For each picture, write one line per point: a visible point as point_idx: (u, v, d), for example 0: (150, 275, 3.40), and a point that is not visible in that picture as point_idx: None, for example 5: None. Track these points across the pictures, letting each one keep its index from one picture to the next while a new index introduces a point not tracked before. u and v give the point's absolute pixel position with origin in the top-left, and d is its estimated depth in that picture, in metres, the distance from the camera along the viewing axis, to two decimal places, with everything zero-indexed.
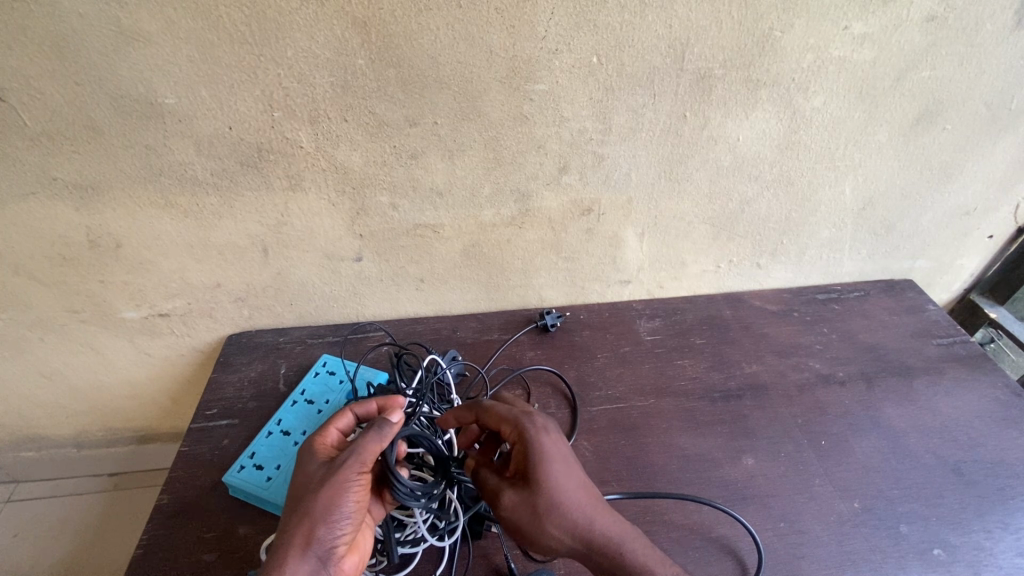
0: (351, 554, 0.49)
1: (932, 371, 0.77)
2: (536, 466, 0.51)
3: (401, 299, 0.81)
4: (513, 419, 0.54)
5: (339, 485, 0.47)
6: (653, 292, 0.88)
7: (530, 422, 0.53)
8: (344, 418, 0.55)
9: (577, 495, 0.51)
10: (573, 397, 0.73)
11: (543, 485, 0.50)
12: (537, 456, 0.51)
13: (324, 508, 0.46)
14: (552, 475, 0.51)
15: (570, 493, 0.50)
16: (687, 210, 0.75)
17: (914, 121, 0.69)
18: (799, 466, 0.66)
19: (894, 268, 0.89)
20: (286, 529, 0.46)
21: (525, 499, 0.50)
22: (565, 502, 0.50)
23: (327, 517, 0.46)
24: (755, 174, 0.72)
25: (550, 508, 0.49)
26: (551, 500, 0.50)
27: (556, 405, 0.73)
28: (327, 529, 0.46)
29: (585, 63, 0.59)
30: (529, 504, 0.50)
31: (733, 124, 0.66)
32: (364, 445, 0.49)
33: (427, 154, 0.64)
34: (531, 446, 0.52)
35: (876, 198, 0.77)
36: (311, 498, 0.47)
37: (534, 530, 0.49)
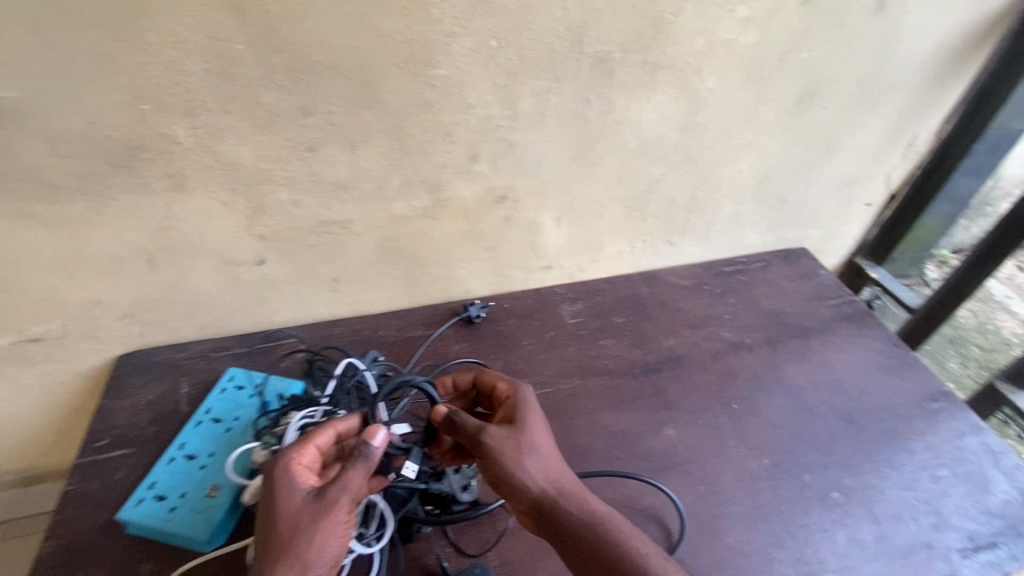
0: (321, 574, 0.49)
1: (826, 331, 0.83)
2: (528, 413, 0.54)
3: (315, 301, 0.77)
4: (509, 379, 0.58)
5: (327, 530, 0.46)
6: (575, 276, 0.89)
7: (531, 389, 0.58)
8: (323, 434, 0.51)
9: (553, 453, 0.53)
10: None
11: (531, 431, 0.53)
12: (531, 406, 0.55)
13: (309, 555, 0.45)
14: (538, 428, 0.53)
15: (550, 446, 0.53)
16: (599, 193, 0.76)
17: (796, 102, 0.74)
18: (714, 431, 0.69)
19: (790, 238, 0.96)
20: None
21: (512, 437, 0.52)
22: (541, 455, 0.52)
23: (318, 559, 0.45)
24: (660, 155, 0.74)
25: (535, 449, 0.52)
26: (537, 444, 0.52)
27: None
28: (319, 570, 0.45)
29: (485, 47, 0.58)
30: (512, 443, 0.51)
31: (635, 107, 0.67)
32: (353, 482, 0.47)
33: (326, 146, 0.60)
34: (523, 399, 0.55)
35: (770, 174, 0.82)
36: (297, 548, 0.45)
37: (513, 466, 0.50)
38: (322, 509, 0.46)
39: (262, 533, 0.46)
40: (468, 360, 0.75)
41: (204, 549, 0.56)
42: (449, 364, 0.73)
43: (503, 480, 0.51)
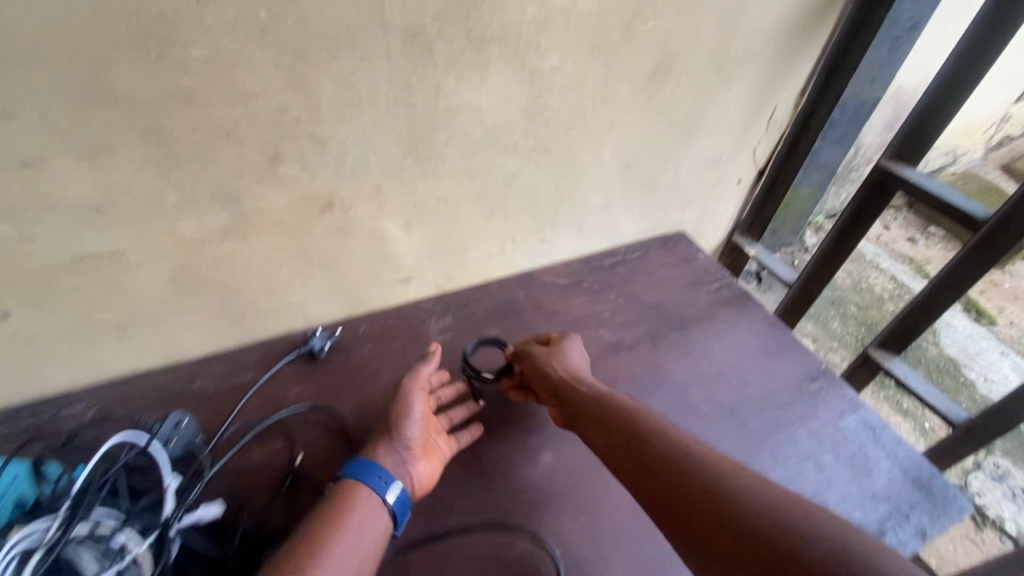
0: (422, 464, 0.55)
1: (707, 318, 0.80)
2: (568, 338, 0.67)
3: (101, 355, 0.61)
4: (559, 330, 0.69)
5: (397, 463, 0.53)
6: (441, 286, 0.78)
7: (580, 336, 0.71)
8: (427, 367, 0.61)
9: (580, 360, 0.64)
10: (347, 435, 0.61)
11: (566, 348, 0.65)
12: (578, 349, 0.66)
13: (346, 529, 0.46)
14: (576, 350, 0.65)
15: (582, 357, 0.65)
16: (448, 192, 0.66)
17: (650, 77, 0.68)
18: (595, 448, 0.62)
19: (667, 222, 0.92)
20: (305, 559, 0.43)
21: (546, 359, 0.62)
22: (566, 357, 0.63)
23: (400, 462, 0.53)
24: (511, 144, 0.65)
25: (563, 352, 0.64)
26: (569, 350, 0.64)
27: (326, 446, 0.60)
28: (398, 462, 0.53)
29: (251, 19, 0.45)
30: (545, 362, 0.62)
31: (469, 90, 0.58)
32: (389, 452, 0.54)
33: (48, 158, 0.45)
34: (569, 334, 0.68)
35: (636, 157, 0.77)
36: (337, 521, 0.46)
37: (546, 361, 0.62)
38: (353, 478, 0.50)
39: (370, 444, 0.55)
40: (306, 406, 0.63)
41: None
42: (280, 415, 0.61)
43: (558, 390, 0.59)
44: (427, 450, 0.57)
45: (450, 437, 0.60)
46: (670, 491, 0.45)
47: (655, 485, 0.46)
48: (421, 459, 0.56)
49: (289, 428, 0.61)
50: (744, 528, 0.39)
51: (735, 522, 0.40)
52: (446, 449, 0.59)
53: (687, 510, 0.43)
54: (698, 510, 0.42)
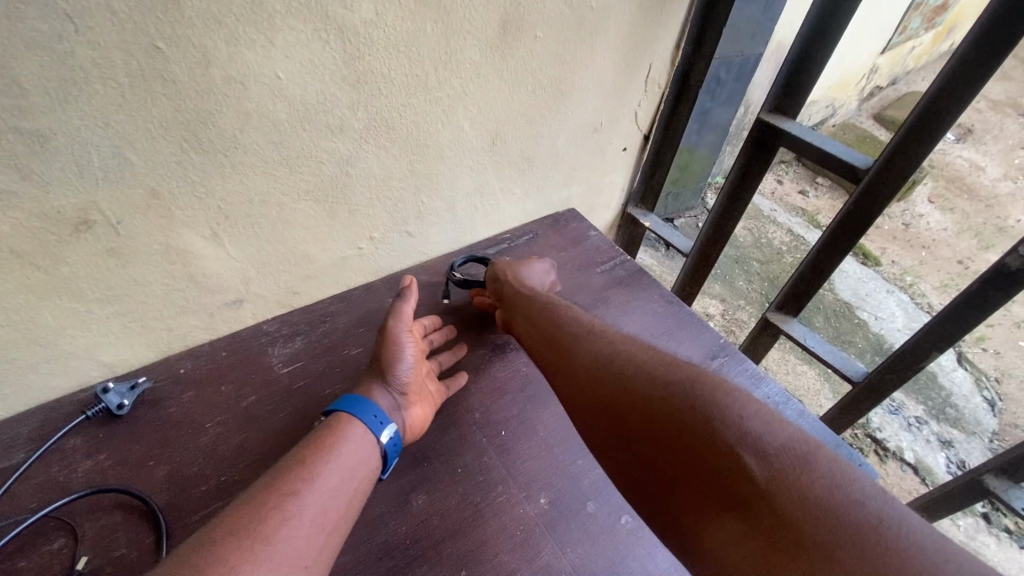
0: (416, 407, 0.53)
1: (600, 304, 0.72)
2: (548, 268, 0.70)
3: None
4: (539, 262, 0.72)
5: (389, 404, 0.50)
6: (288, 303, 0.65)
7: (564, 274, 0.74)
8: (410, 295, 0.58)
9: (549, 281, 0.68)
10: (155, 519, 0.47)
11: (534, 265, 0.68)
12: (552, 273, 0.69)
13: (329, 463, 0.42)
14: (533, 269, 0.67)
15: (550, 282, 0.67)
16: (264, 190, 0.52)
17: (501, 32, 0.57)
18: (477, 479, 0.52)
19: (554, 200, 0.83)
20: (279, 497, 0.38)
21: (511, 279, 0.64)
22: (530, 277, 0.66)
23: (391, 399, 0.50)
24: (335, 123, 0.52)
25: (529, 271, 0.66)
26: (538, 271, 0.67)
27: (124, 541, 0.46)
28: (388, 401, 0.50)
29: None
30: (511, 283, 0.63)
31: (254, 54, 0.44)
32: (381, 393, 0.50)
33: None
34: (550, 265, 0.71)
35: (501, 130, 0.66)
36: (322, 455, 0.42)
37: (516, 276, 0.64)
38: (341, 417, 0.47)
39: (365, 380, 0.52)
40: (95, 489, 0.48)
41: None
42: (52, 507, 0.46)
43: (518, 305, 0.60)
44: (419, 395, 0.54)
45: (439, 383, 0.58)
46: (612, 393, 0.45)
47: (594, 384, 0.47)
48: (415, 400, 0.53)
49: (69, 525, 0.46)
50: (672, 418, 0.40)
51: (671, 411, 0.40)
52: (438, 393, 0.57)
53: (624, 406, 0.43)
54: (634, 408, 0.43)
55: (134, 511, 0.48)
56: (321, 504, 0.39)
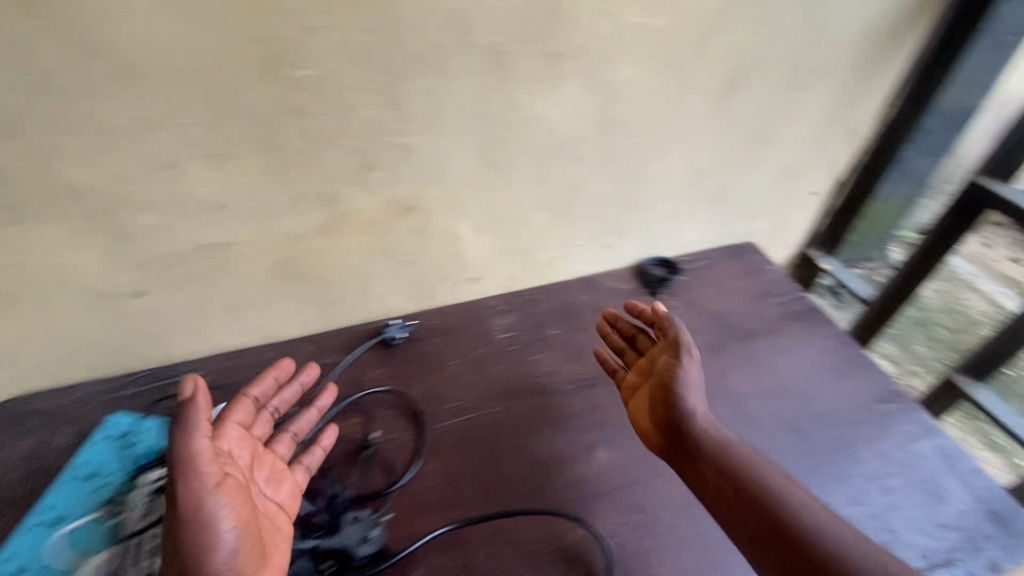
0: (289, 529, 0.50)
1: (772, 331, 0.79)
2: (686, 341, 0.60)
3: (214, 330, 0.71)
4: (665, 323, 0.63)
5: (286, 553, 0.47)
6: (506, 286, 0.82)
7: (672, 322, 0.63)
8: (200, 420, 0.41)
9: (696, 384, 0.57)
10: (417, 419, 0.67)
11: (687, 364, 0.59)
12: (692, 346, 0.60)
13: (219, 531, 0.41)
14: (693, 367, 0.59)
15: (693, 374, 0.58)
16: (518, 198, 0.70)
17: (723, 88, 0.69)
18: (650, 451, 0.64)
19: (736, 233, 0.91)
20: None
21: (676, 352, 0.59)
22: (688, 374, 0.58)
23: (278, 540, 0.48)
24: (580, 155, 0.68)
25: (693, 359, 0.59)
26: (692, 375, 0.58)
27: (401, 427, 0.66)
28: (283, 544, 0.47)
29: (356, 43, 0.51)
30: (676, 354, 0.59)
31: (544, 103, 0.61)
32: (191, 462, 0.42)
33: (186, 163, 0.53)
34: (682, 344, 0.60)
35: (704, 167, 0.78)
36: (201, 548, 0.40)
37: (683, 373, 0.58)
38: (193, 502, 0.40)
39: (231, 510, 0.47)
40: (382, 390, 0.69)
41: None
42: (360, 396, 0.68)
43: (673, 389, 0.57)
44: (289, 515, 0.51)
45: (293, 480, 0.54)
46: (735, 508, 0.50)
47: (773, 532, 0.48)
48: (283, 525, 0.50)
49: (366, 409, 0.68)
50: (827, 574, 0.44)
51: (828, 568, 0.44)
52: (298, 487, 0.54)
53: (793, 550, 0.46)
54: (790, 530, 0.47)
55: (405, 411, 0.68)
56: (213, 572, 0.40)
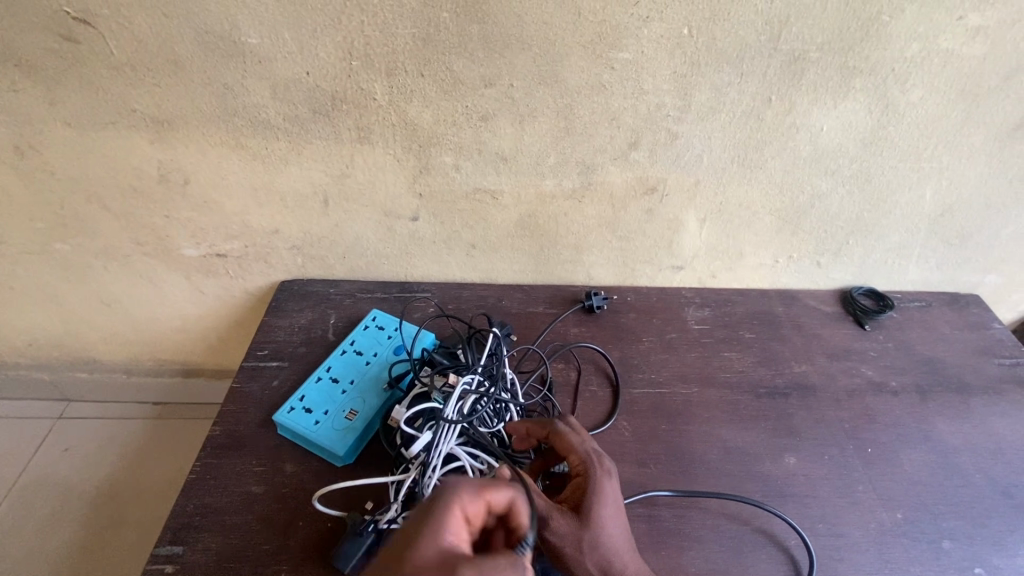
0: None
1: (991, 391, 0.75)
2: (599, 502, 0.52)
3: (451, 264, 0.81)
4: (581, 455, 0.55)
5: None
6: (704, 282, 0.85)
7: (602, 463, 0.55)
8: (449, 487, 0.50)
9: (622, 543, 0.51)
10: (615, 379, 0.73)
11: (597, 533, 0.51)
12: (602, 503, 0.52)
13: None
14: (609, 518, 0.52)
15: (620, 530, 0.52)
16: (754, 199, 0.72)
17: (1014, 128, 0.66)
18: (840, 470, 0.65)
19: (961, 281, 0.86)
20: None
21: (577, 527, 0.51)
22: (610, 546, 0.51)
23: None
24: (833, 167, 0.69)
25: (599, 541, 0.50)
26: (603, 534, 0.51)
27: (598, 383, 0.73)
28: None
29: (675, 34, 0.57)
30: (585, 524, 0.51)
31: (819, 112, 0.63)
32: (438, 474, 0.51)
33: (497, 117, 0.63)
34: (595, 484, 0.53)
35: (957, 206, 0.74)
36: None
37: (576, 558, 0.50)
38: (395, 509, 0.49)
39: None
40: (586, 345, 0.76)
41: (340, 461, 0.63)
42: (569, 346, 0.75)
43: (588, 524, 0.51)
44: None
45: None
46: None
47: None
48: None
49: (570, 360, 0.75)
50: None
51: None
52: None
53: None
54: None
55: (604, 369, 0.75)
56: None
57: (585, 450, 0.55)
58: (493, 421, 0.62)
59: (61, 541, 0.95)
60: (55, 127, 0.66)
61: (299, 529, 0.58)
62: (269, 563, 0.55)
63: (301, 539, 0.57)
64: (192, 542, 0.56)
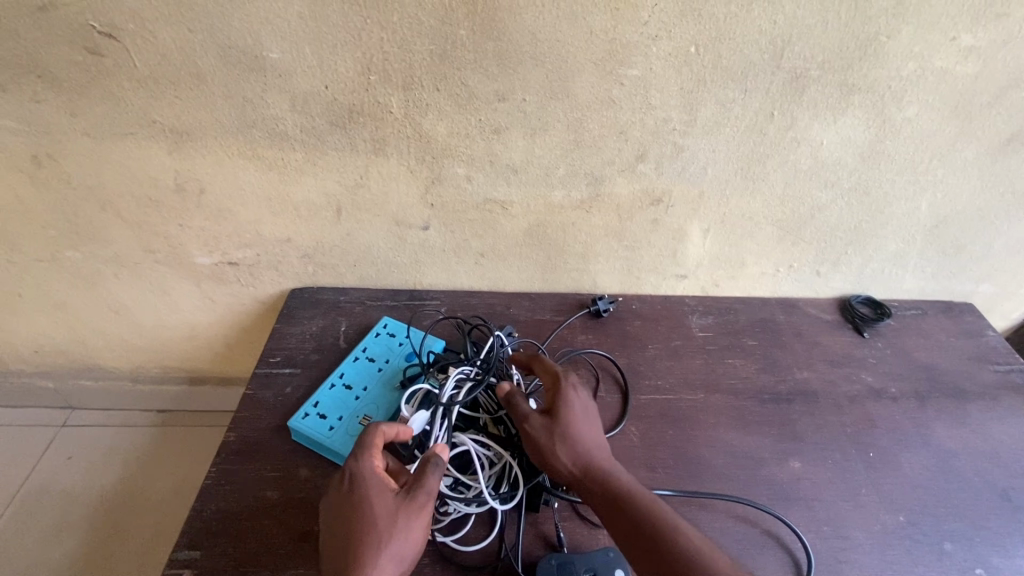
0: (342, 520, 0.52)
1: (987, 397, 0.77)
2: (568, 401, 0.60)
3: (460, 272, 0.83)
4: (551, 370, 0.63)
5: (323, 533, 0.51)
6: (707, 290, 0.87)
7: (570, 375, 0.63)
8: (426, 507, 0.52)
9: (592, 436, 0.58)
10: (623, 385, 0.75)
11: (567, 425, 0.58)
12: (571, 402, 0.60)
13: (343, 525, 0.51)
14: (577, 415, 0.59)
15: (589, 426, 0.59)
16: (757, 210, 0.74)
17: (1005, 142, 0.68)
18: (843, 473, 0.67)
19: (956, 290, 0.88)
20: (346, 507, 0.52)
21: (549, 422, 0.58)
22: (580, 436, 0.57)
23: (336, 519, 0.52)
24: (832, 180, 0.71)
25: (569, 431, 0.57)
26: (573, 428, 0.58)
27: (607, 389, 0.74)
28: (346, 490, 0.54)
29: (682, 52, 0.59)
30: (557, 421, 0.58)
31: (819, 127, 0.66)
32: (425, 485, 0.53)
33: (510, 130, 0.65)
34: (563, 388, 0.61)
35: (952, 217, 0.76)
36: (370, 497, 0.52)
37: (549, 447, 0.56)
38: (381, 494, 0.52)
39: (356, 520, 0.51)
40: (595, 352, 0.77)
41: None
42: (578, 353, 0.76)
43: (559, 422, 0.58)
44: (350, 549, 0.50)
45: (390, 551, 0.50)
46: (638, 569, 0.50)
47: None
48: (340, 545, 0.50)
49: (579, 366, 0.77)
50: None
51: None
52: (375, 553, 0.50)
53: None
54: None
55: (613, 375, 0.76)
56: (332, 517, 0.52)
57: (555, 370, 0.63)
58: (495, 410, 0.63)
59: (65, 550, 0.94)
60: (75, 138, 0.68)
61: (314, 533, 0.58)
62: (286, 566, 0.56)
63: (317, 543, 0.58)
64: (210, 546, 0.57)
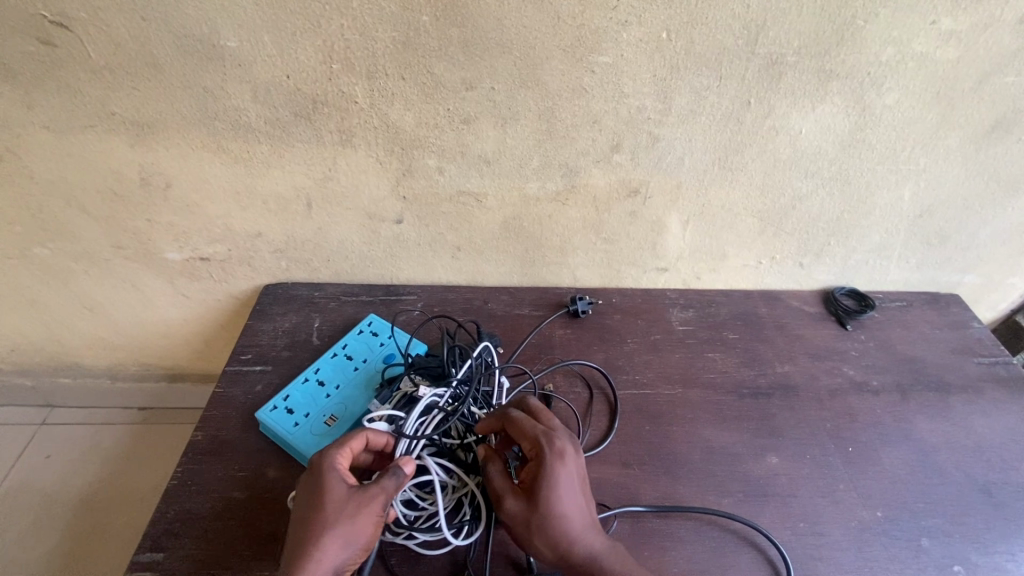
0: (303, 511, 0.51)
1: (970, 390, 0.76)
2: (548, 483, 0.52)
3: (436, 266, 0.81)
4: (533, 439, 0.54)
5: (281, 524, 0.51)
6: (688, 283, 0.86)
7: (556, 445, 0.53)
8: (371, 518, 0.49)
9: (575, 518, 0.52)
10: (611, 398, 0.72)
11: (546, 513, 0.51)
12: (553, 485, 0.52)
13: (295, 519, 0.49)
14: (560, 496, 0.52)
15: (573, 505, 0.52)
16: (736, 201, 0.73)
17: (988, 129, 0.67)
18: (821, 469, 0.66)
19: (942, 281, 0.87)
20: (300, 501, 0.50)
21: (525, 510, 0.52)
22: (561, 523, 0.51)
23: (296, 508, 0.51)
24: (813, 169, 0.70)
25: (546, 521, 0.51)
26: (553, 513, 0.51)
27: (592, 400, 0.71)
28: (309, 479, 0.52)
29: (654, 38, 0.58)
30: (533, 507, 0.52)
31: (798, 115, 0.64)
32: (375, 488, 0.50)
33: (480, 120, 0.64)
34: (546, 466, 0.52)
35: (935, 207, 0.75)
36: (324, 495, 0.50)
37: (526, 537, 0.52)
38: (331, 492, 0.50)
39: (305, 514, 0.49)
40: (589, 362, 0.74)
41: None
42: (569, 361, 0.74)
43: (537, 510, 0.51)
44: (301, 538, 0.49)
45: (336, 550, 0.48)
46: None
47: None
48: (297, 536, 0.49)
49: (570, 373, 0.74)
50: None
51: None
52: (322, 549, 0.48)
53: None
54: None
55: (602, 385, 0.73)
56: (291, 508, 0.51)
57: (536, 435, 0.54)
58: (464, 435, 0.61)
59: (42, 549, 0.94)
60: (34, 131, 0.66)
61: (280, 534, 0.57)
62: (249, 569, 0.55)
63: (281, 545, 0.57)
64: (171, 549, 0.56)
